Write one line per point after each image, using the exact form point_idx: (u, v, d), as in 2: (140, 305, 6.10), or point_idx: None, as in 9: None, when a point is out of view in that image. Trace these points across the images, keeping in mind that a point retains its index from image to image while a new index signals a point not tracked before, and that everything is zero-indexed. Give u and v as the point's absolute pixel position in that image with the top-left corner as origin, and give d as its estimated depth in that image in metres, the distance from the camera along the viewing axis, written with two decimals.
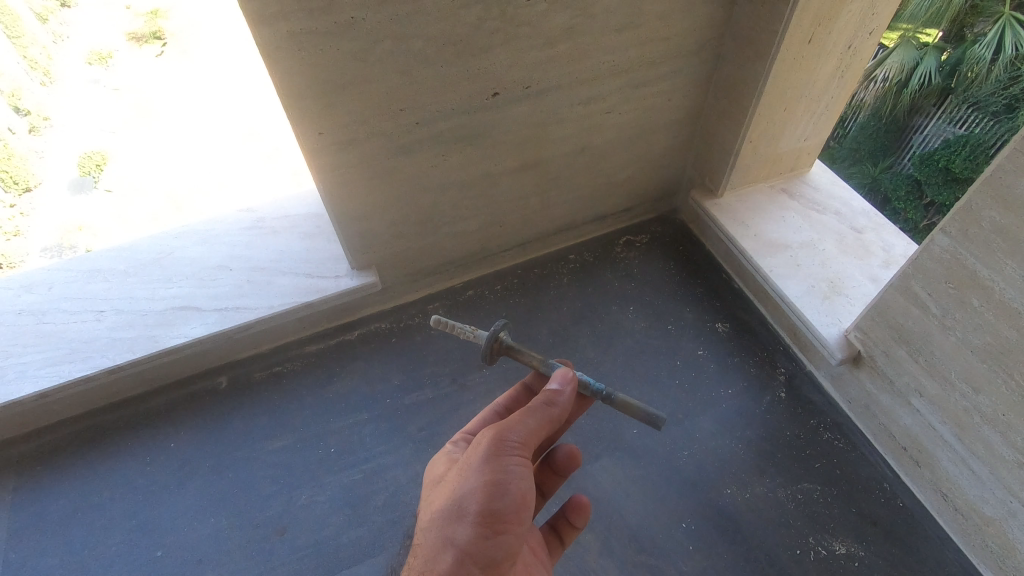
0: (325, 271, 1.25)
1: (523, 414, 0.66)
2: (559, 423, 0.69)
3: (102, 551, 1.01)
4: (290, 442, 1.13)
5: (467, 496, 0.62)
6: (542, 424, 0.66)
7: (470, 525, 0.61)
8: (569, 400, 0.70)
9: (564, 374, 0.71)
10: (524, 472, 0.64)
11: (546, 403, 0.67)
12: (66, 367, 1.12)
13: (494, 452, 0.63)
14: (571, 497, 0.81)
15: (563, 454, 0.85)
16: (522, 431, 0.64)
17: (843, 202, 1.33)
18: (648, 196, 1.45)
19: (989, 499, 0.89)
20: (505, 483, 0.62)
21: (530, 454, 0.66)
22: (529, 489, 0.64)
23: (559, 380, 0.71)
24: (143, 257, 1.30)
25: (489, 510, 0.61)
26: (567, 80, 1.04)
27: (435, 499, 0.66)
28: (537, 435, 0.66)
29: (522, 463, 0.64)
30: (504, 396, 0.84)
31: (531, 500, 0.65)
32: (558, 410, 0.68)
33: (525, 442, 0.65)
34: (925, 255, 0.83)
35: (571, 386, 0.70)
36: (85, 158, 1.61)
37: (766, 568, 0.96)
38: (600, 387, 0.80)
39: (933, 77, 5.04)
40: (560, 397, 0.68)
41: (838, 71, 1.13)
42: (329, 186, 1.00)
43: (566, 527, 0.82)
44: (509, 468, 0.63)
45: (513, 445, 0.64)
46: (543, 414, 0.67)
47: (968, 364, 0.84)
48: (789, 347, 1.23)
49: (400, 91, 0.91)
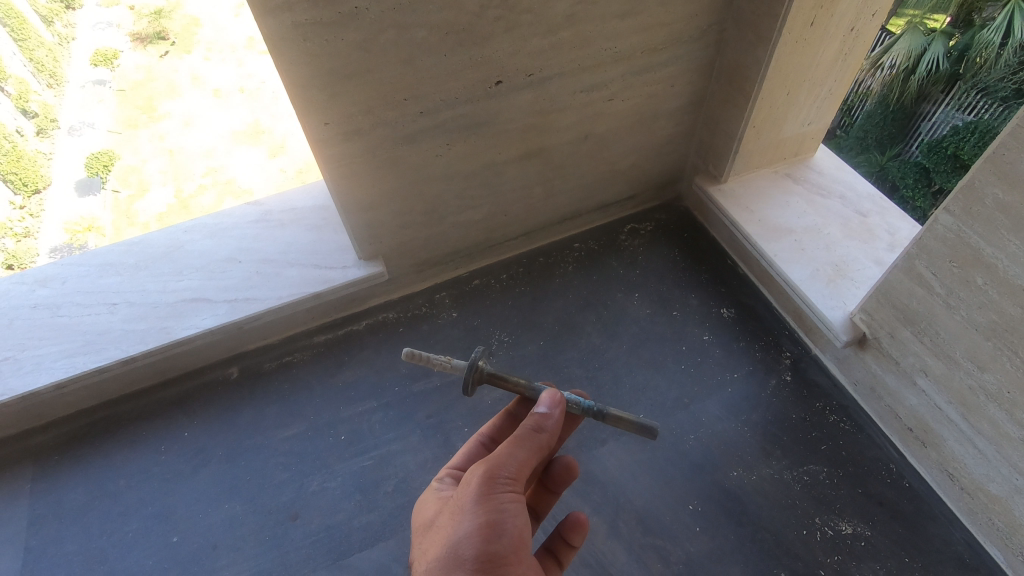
0: (332, 262, 1.27)
1: (513, 447, 0.65)
2: (548, 451, 0.69)
3: (119, 537, 1.03)
4: (300, 430, 1.15)
5: (462, 540, 0.59)
6: (532, 453, 0.66)
7: (468, 573, 0.58)
8: (557, 425, 0.70)
9: (552, 397, 0.72)
10: (520, 507, 0.63)
11: (535, 431, 0.68)
12: (81, 358, 1.14)
13: (487, 489, 0.62)
14: (568, 515, 0.79)
15: (558, 468, 0.85)
16: (514, 463, 0.64)
17: (848, 186, 1.33)
18: (652, 183, 1.46)
19: (996, 477, 0.89)
20: (501, 522, 0.61)
21: (521, 489, 0.65)
22: (526, 526, 0.63)
23: (548, 403, 0.71)
24: (153, 251, 1.32)
25: (487, 553, 0.59)
26: (569, 68, 1.04)
27: (428, 549, 0.63)
28: (528, 464, 0.66)
29: (516, 498, 0.63)
30: (488, 426, 0.82)
31: (529, 538, 0.63)
32: (547, 437, 0.68)
33: (516, 475, 0.64)
34: (929, 235, 0.83)
35: (560, 410, 0.71)
36: (93, 159, 1.64)
37: (772, 549, 0.97)
38: (590, 404, 0.79)
39: (942, 63, 4.98)
40: (548, 421, 0.69)
41: (842, 53, 1.12)
42: (335, 176, 1.01)
43: (562, 546, 0.80)
44: (504, 504, 0.62)
45: (505, 480, 0.63)
46: (532, 444, 0.67)
47: (973, 342, 0.84)
48: (795, 330, 1.23)
49: (404, 81, 0.92)
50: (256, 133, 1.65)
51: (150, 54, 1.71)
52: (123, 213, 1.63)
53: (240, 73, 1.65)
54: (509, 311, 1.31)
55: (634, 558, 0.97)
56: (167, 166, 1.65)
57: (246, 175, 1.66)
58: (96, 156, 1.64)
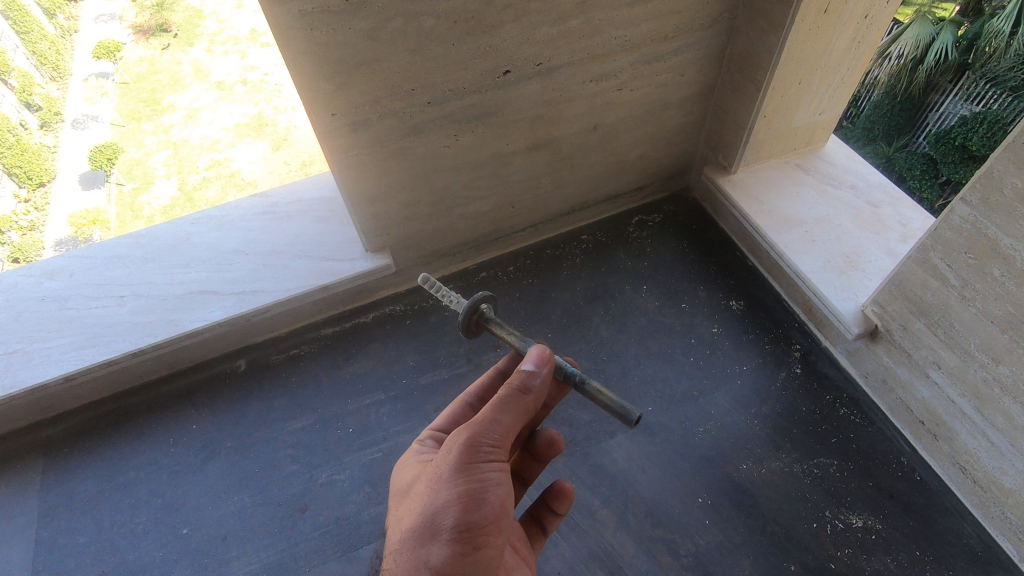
0: (340, 254, 1.26)
1: (497, 412, 0.64)
2: (534, 412, 0.68)
3: (129, 529, 1.04)
4: (308, 423, 1.15)
5: (441, 511, 0.59)
6: (517, 419, 0.65)
7: (445, 543, 0.58)
8: (546, 386, 0.69)
9: (540, 355, 0.69)
10: (502, 477, 0.62)
11: (521, 393, 0.66)
12: (89, 351, 1.14)
13: (468, 459, 0.61)
14: (554, 485, 0.81)
15: (543, 441, 0.83)
16: (497, 430, 0.63)
17: (860, 176, 1.31)
18: (661, 174, 1.44)
19: (1009, 471, 0.88)
20: (481, 493, 0.60)
21: (505, 454, 0.64)
22: (507, 494, 0.63)
23: (535, 360, 0.69)
24: (160, 244, 1.32)
25: (466, 524, 0.59)
26: (578, 57, 1.03)
27: (405, 515, 0.63)
28: (512, 429, 0.65)
29: (498, 467, 0.63)
30: (473, 386, 0.82)
31: (510, 505, 0.63)
32: (533, 400, 0.67)
33: (500, 441, 0.63)
34: (945, 226, 0.82)
35: (548, 369, 0.69)
36: (96, 152, 1.68)
37: (782, 541, 0.96)
38: (574, 371, 0.76)
39: (950, 53, 4.93)
40: (535, 383, 0.67)
41: (855, 41, 1.11)
42: (342, 168, 1.00)
43: (548, 514, 0.82)
44: (486, 475, 0.61)
45: (487, 448, 0.62)
46: (517, 408, 0.65)
47: (988, 335, 0.83)
48: (804, 322, 1.22)
49: (411, 70, 0.91)
50: (260, 126, 1.64)
51: (153, 46, 1.70)
52: (128, 206, 1.66)
53: (242, 65, 1.61)
54: (516, 303, 1.31)
55: (643, 550, 0.97)
56: (173, 159, 1.70)
57: (249, 167, 1.63)
58: (99, 149, 1.68)
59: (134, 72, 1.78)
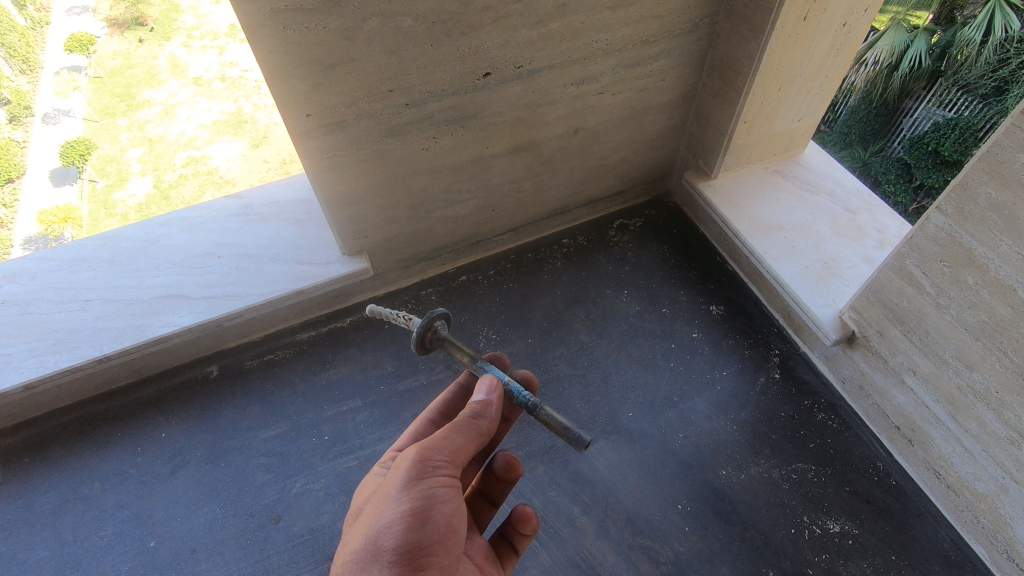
0: (316, 257, 1.23)
1: (449, 431, 0.65)
2: (486, 438, 0.68)
3: (93, 542, 1.00)
4: (282, 431, 1.12)
5: (384, 530, 0.57)
6: (470, 440, 0.65)
7: (387, 564, 0.55)
8: (497, 412, 0.70)
9: (491, 382, 0.71)
10: (450, 494, 0.61)
11: (474, 418, 0.67)
12: (51, 357, 1.10)
13: (415, 475, 0.60)
14: (516, 508, 0.78)
15: (501, 464, 0.81)
16: (447, 448, 0.63)
17: (837, 183, 1.32)
18: (642, 179, 1.44)
19: (982, 476, 0.90)
20: (426, 510, 0.58)
21: (456, 475, 0.64)
22: (457, 515, 0.60)
23: (486, 389, 0.71)
24: (128, 246, 1.27)
25: (409, 544, 0.56)
26: (559, 60, 1.02)
27: (350, 543, 0.60)
28: (464, 449, 0.65)
29: (447, 485, 0.61)
30: (436, 402, 0.83)
31: (460, 528, 0.61)
32: (486, 423, 0.68)
33: (450, 459, 0.63)
34: (922, 235, 0.83)
35: (499, 395, 0.71)
36: (68, 147, 1.60)
37: (761, 548, 0.96)
38: (527, 397, 0.76)
39: (924, 60, 5.04)
40: (487, 408, 0.68)
41: (833, 49, 1.12)
42: (318, 170, 0.98)
43: (517, 535, 0.80)
44: (433, 491, 0.60)
45: (436, 465, 0.62)
46: (470, 430, 0.66)
47: (962, 342, 0.84)
48: (783, 328, 1.23)
49: (389, 71, 0.89)
50: (239, 124, 1.61)
51: (128, 40, 1.72)
52: (100, 203, 1.58)
53: (220, 60, 1.65)
54: (496, 307, 1.29)
55: (623, 558, 0.96)
56: (148, 156, 1.62)
57: (228, 165, 1.61)
58: (71, 144, 1.61)
59: (108, 66, 1.73)
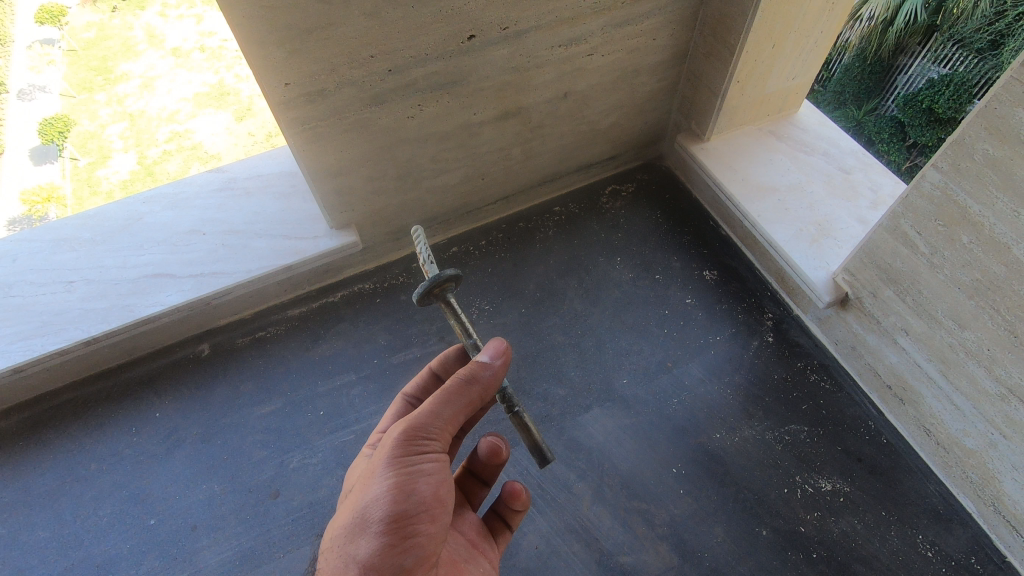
0: (303, 232, 1.21)
1: (438, 404, 0.63)
2: (480, 407, 0.67)
3: (93, 522, 1.01)
4: (277, 407, 1.12)
5: (371, 503, 0.57)
6: (460, 411, 0.64)
7: (374, 535, 0.56)
8: (495, 377, 0.66)
9: (493, 347, 0.67)
10: (436, 467, 0.61)
11: (466, 385, 0.64)
12: (38, 340, 1.09)
13: (402, 450, 0.60)
14: (505, 485, 0.78)
15: (485, 449, 0.78)
16: (436, 423, 0.62)
17: (832, 143, 1.30)
18: (634, 143, 1.41)
19: (972, 432, 0.91)
20: (412, 483, 0.59)
21: (444, 449, 0.63)
22: (444, 485, 0.61)
23: (489, 353, 0.67)
24: (110, 224, 1.25)
25: (395, 515, 0.57)
26: (546, 20, 0.98)
27: (340, 516, 0.61)
28: (452, 422, 0.64)
29: (434, 460, 0.62)
30: (415, 381, 0.82)
31: (447, 497, 0.61)
32: (479, 390, 0.65)
33: (438, 433, 0.63)
34: (917, 193, 0.82)
35: (501, 360, 0.67)
36: (46, 125, 1.56)
37: (754, 507, 0.98)
38: (507, 387, 0.75)
39: (920, 14, 4.95)
40: (483, 373, 0.65)
41: (829, 4, 1.08)
42: (300, 142, 0.95)
43: (509, 512, 0.80)
44: (419, 465, 0.60)
45: (424, 439, 0.62)
46: (461, 400, 0.64)
47: (955, 301, 0.84)
48: (777, 291, 1.23)
49: (370, 35, 0.85)
50: (221, 96, 1.58)
51: (100, 10, 1.62)
52: (83, 180, 1.51)
53: (198, 30, 1.61)
54: (489, 278, 1.28)
55: (619, 522, 0.98)
56: (129, 132, 1.58)
57: (213, 139, 1.58)
58: (49, 122, 1.56)
59: (81, 38, 1.64)
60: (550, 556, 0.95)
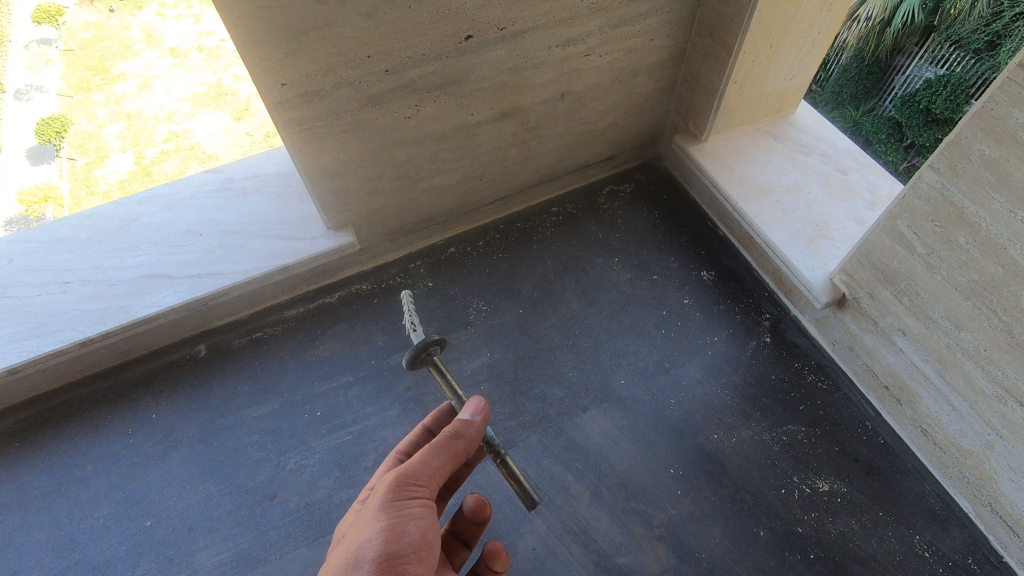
0: (300, 233, 1.21)
1: (427, 454, 0.64)
2: (465, 463, 0.68)
3: (89, 524, 1.00)
4: (274, 408, 1.12)
5: (363, 545, 0.57)
6: (447, 462, 0.65)
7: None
8: (479, 432, 0.68)
9: (477, 404, 0.69)
10: (425, 511, 0.61)
11: (454, 438, 0.66)
12: (34, 341, 1.08)
13: (393, 495, 0.61)
14: (486, 545, 0.78)
15: (469, 507, 0.78)
16: (424, 471, 0.63)
17: (829, 143, 1.30)
18: (632, 143, 1.41)
19: (969, 433, 0.91)
20: (403, 524, 0.59)
21: (432, 497, 0.63)
22: (433, 531, 0.60)
23: (472, 409, 0.69)
24: (107, 224, 1.24)
25: (386, 556, 0.56)
26: (544, 21, 0.98)
27: (329, 564, 0.59)
28: (440, 472, 0.65)
29: (423, 505, 0.62)
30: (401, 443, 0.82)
31: (436, 544, 0.61)
32: (465, 444, 0.67)
33: (426, 481, 0.63)
34: (914, 194, 0.82)
35: (483, 417, 0.69)
36: (44, 124, 1.56)
37: (752, 508, 0.98)
38: (493, 438, 0.74)
39: (918, 15, 4.95)
40: (468, 428, 0.67)
41: (827, 4, 1.08)
42: (297, 142, 0.95)
43: (488, 575, 0.79)
44: (408, 509, 0.60)
45: (413, 485, 0.62)
46: (448, 452, 0.65)
47: (953, 302, 0.84)
48: (775, 291, 1.23)
49: (366, 35, 0.85)
50: (219, 96, 1.58)
51: (99, 10, 1.63)
52: (81, 180, 1.50)
53: (197, 30, 1.62)
54: (486, 279, 1.28)
55: (617, 523, 0.97)
56: (127, 132, 1.58)
57: (210, 139, 1.56)
58: (48, 122, 1.57)
59: (79, 39, 1.63)
60: (547, 557, 0.95)
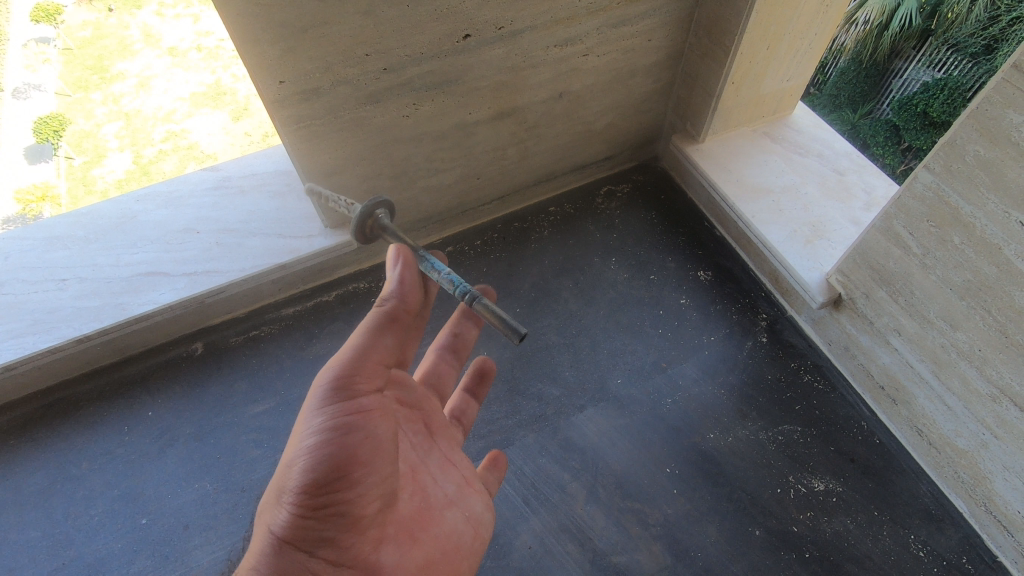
0: (298, 231, 1.21)
1: (363, 334, 0.61)
2: (407, 326, 0.65)
3: (84, 521, 1.00)
4: (271, 406, 1.12)
5: (291, 465, 0.56)
6: (387, 339, 0.63)
7: (297, 496, 0.55)
8: (412, 287, 0.65)
9: (402, 254, 0.65)
10: (363, 410, 0.59)
11: (388, 313, 0.63)
12: (29, 338, 1.08)
13: (327, 394, 0.58)
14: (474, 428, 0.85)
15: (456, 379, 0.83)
16: (363, 358, 0.60)
17: (826, 144, 1.31)
18: (630, 143, 1.41)
19: (964, 433, 0.91)
20: (337, 427, 0.57)
21: (376, 384, 0.62)
22: (372, 427, 0.59)
23: (399, 262, 0.64)
24: (104, 222, 1.24)
25: (317, 471, 0.55)
26: (542, 20, 0.98)
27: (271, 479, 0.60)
28: (382, 360, 0.63)
29: (364, 398, 0.60)
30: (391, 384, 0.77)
31: (382, 433, 0.60)
32: (401, 306, 0.64)
33: (367, 371, 0.61)
34: (909, 194, 0.82)
35: (412, 272, 0.65)
36: (41, 124, 1.58)
37: (748, 507, 0.98)
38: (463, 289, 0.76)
39: (915, 19, 4.97)
40: (397, 290, 0.63)
41: (824, 6, 1.08)
42: (295, 140, 0.95)
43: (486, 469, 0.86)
44: (345, 410, 0.58)
45: (352, 379, 0.60)
46: (387, 327, 0.63)
47: (947, 302, 0.84)
48: (771, 292, 1.23)
49: (366, 34, 0.85)
50: (217, 96, 1.57)
51: (97, 10, 1.63)
52: (78, 179, 1.50)
53: (195, 29, 1.60)
54: (484, 278, 1.28)
55: (613, 522, 0.98)
56: (124, 130, 1.57)
57: (208, 140, 1.55)
58: (45, 120, 1.59)
59: (78, 37, 1.65)
60: (543, 555, 0.95)
